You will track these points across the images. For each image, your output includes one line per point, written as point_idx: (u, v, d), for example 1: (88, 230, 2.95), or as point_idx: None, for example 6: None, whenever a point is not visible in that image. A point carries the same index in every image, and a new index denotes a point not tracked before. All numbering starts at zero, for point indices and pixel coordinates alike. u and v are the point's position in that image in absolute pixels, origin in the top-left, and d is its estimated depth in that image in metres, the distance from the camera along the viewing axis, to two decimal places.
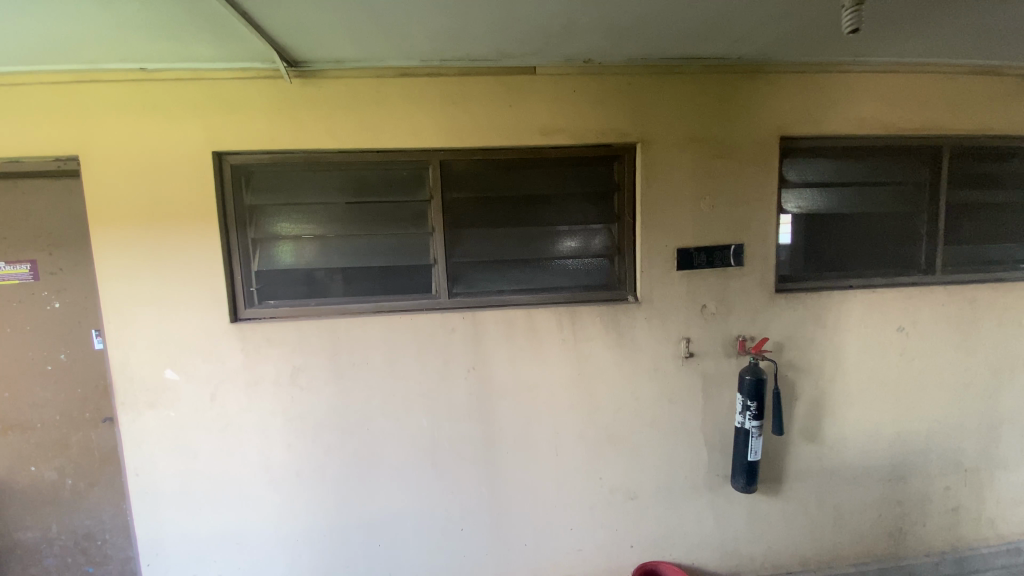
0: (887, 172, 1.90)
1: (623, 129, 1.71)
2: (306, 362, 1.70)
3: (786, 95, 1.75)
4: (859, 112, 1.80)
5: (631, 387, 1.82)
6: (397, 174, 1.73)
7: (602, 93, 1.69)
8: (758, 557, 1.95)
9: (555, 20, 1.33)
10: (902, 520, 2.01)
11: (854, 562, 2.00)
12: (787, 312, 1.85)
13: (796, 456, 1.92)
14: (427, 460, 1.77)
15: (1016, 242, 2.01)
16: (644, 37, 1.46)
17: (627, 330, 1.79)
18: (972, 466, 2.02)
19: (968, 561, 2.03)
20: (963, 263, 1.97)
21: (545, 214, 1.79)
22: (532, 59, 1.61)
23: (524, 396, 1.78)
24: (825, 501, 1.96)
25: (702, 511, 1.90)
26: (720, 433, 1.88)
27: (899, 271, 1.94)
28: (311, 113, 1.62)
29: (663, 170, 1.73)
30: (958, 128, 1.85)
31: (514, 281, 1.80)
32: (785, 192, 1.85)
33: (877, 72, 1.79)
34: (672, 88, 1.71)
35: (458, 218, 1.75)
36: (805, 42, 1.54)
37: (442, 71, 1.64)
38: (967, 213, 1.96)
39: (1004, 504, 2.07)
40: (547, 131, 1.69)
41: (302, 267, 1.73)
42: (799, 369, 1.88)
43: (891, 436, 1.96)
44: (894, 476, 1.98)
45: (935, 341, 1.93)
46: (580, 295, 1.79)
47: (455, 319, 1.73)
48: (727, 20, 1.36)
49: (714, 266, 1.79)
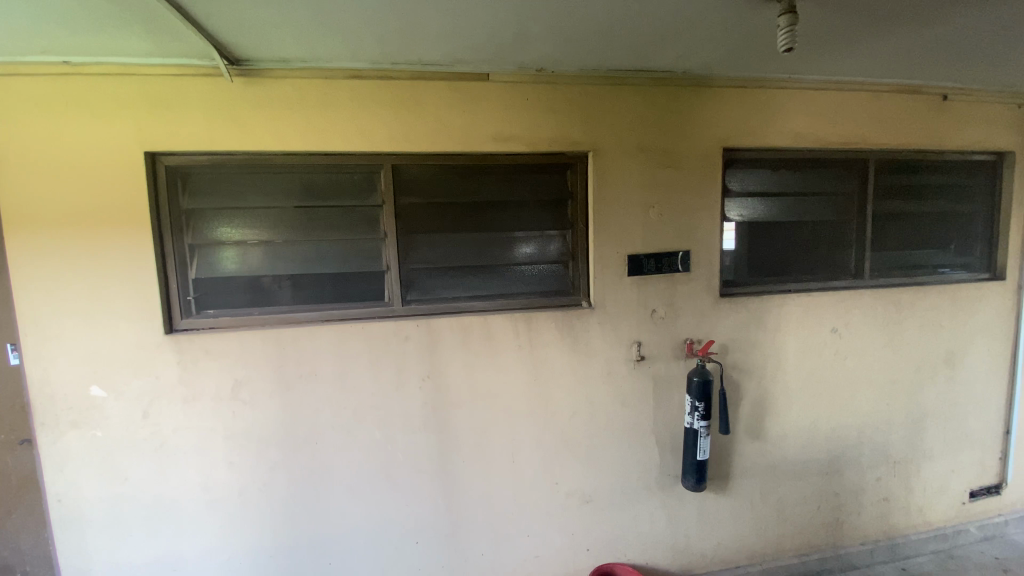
0: (820, 183, 2.02)
1: (576, 137, 1.73)
2: (250, 375, 1.62)
3: (729, 108, 1.83)
4: (795, 126, 1.90)
5: (586, 392, 1.84)
6: (347, 179, 1.68)
7: (555, 101, 1.71)
8: (708, 553, 2.01)
9: (507, 27, 1.33)
10: (839, 511, 2.13)
11: (796, 553, 2.10)
12: (732, 315, 1.92)
13: (742, 454, 2.00)
14: (381, 472, 1.72)
15: (935, 249, 2.18)
16: (595, 48, 1.49)
17: (581, 336, 1.81)
18: (900, 458, 2.17)
19: (898, 547, 2.18)
20: (889, 268, 2.12)
21: (500, 221, 1.79)
22: (485, 65, 1.61)
23: (480, 404, 1.77)
24: (769, 497, 2.04)
25: (655, 511, 1.94)
26: (671, 434, 1.93)
27: (832, 276, 2.06)
28: (254, 114, 1.54)
29: (615, 178, 1.77)
30: (883, 143, 2.00)
31: (469, 288, 1.79)
32: (728, 201, 1.93)
33: (811, 89, 1.90)
34: (622, 98, 1.76)
35: (411, 224, 1.72)
36: (745, 59, 1.62)
37: (394, 75, 1.61)
38: (892, 222, 2.11)
39: (928, 493, 2.23)
40: (501, 138, 1.69)
41: (245, 274, 1.65)
42: (743, 370, 1.96)
43: (828, 432, 2.08)
44: (831, 470, 2.10)
45: (865, 341, 2.06)
46: (535, 302, 1.80)
47: (408, 327, 1.69)
48: (673, 34, 1.41)
49: (663, 271, 1.84)
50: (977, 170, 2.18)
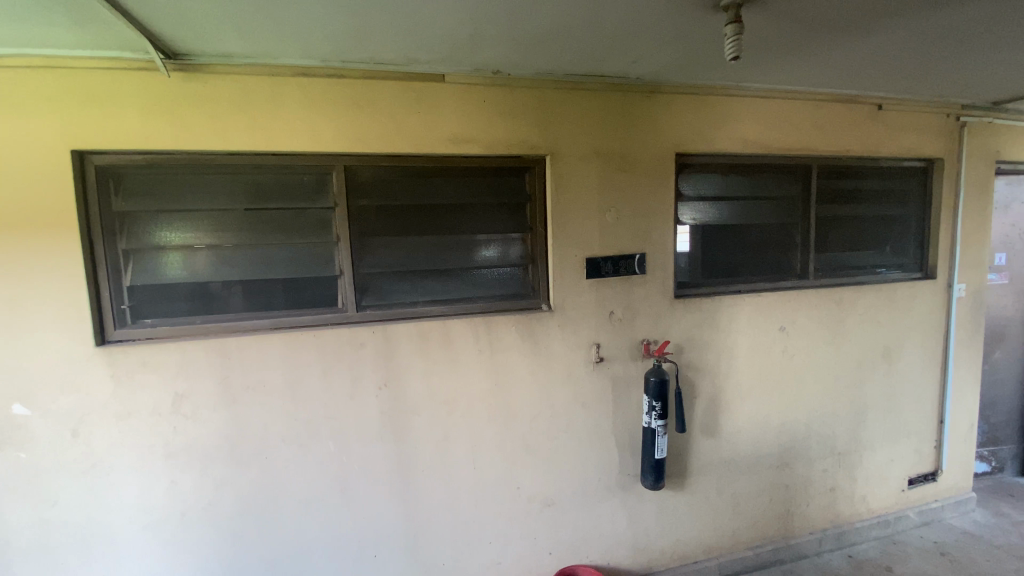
0: (768, 187, 2.11)
1: (533, 140, 1.73)
2: (192, 388, 1.53)
3: (681, 114, 1.88)
4: (744, 132, 1.97)
5: (547, 395, 1.84)
6: (297, 180, 1.62)
7: (511, 104, 1.71)
8: (667, 550, 2.04)
9: (461, 28, 1.32)
10: (790, 503, 2.22)
11: (751, 545, 2.17)
12: (686, 316, 1.97)
13: (698, 451, 2.05)
14: (336, 485, 1.66)
15: (873, 250, 2.30)
16: (549, 51, 1.49)
17: (540, 339, 1.81)
18: (845, 449, 2.28)
19: (844, 534, 2.29)
20: (831, 269, 2.22)
21: (457, 224, 1.77)
22: (440, 65, 1.58)
23: (440, 411, 1.73)
24: (724, 492, 2.10)
25: (616, 511, 1.96)
26: (629, 434, 1.95)
27: (780, 276, 2.14)
28: (195, 111, 1.46)
29: (572, 181, 1.78)
30: (824, 149, 2.09)
31: (427, 292, 1.75)
32: (682, 205, 1.98)
33: (758, 97, 1.97)
34: (578, 102, 1.77)
35: (365, 228, 1.67)
36: (696, 66, 1.66)
37: (345, 73, 1.56)
38: (834, 224, 2.22)
39: (871, 481, 2.35)
40: (458, 140, 1.66)
41: (188, 281, 1.56)
42: (698, 369, 2.01)
43: (778, 427, 2.16)
44: (782, 464, 2.18)
45: (810, 338, 2.15)
46: (495, 305, 1.79)
47: (363, 334, 1.64)
48: (625, 40, 1.43)
49: (620, 274, 1.86)
50: (909, 175, 2.32)
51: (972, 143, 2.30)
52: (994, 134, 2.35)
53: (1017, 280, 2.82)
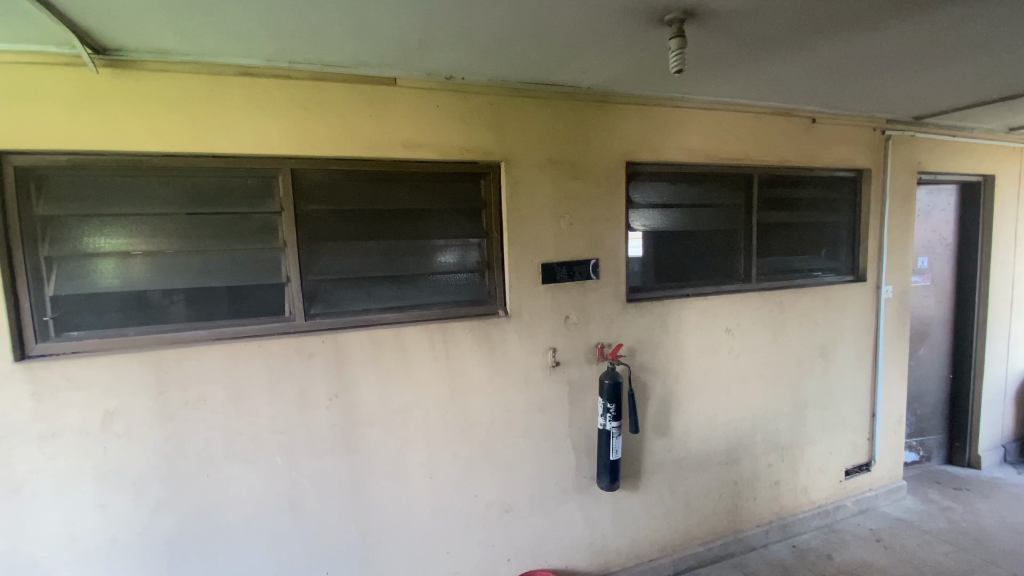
0: (713, 195, 2.20)
1: (487, 146, 1.74)
2: (125, 405, 1.44)
3: (631, 123, 1.93)
4: (690, 142, 2.05)
5: (504, 400, 1.84)
6: (240, 183, 1.56)
7: (466, 109, 1.70)
8: (624, 550, 2.08)
9: (412, 32, 1.31)
10: (739, 498, 2.31)
11: (703, 541, 2.24)
12: (639, 319, 2.02)
13: (651, 451, 2.10)
14: (286, 501, 1.60)
15: (810, 254, 2.44)
16: (502, 59, 1.51)
17: (497, 344, 1.81)
18: (788, 444, 2.39)
19: (789, 526, 2.40)
20: (773, 273, 2.34)
21: (411, 230, 1.75)
22: (392, 69, 1.57)
23: (394, 420, 1.70)
24: (677, 490, 2.16)
25: (573, 514, 1.98)
26: (585, 436, 1.98)
27: (726, 280, 2.24)
28: (128, 110, 1.38)
29: (526, 188, 1.80)
30: (765, 160, 2.21)
31: (380, 299, 1.72)
32: (633, 212, 2.04)
33: (703, 108, 2.06)
34: (532, 109, 1.79)
35: (314, 233, 1.62)
36: (644, 78, 1.72)
37: (292, 74, 1.52)
38: (775, 230, 2.34)
39: (812, 474, 2.48)
40: (411, 145, 1.65)
41: (121, 290, 1.47)
42: (650, 371, 2.07)
43: (727, 425, 2.24)
44: (730, 460, 2.27)
45: (754, 339, 2.25)
46: (450, 311, 1.78)
47: (313, 343, 1.59)
48: (576, 50, 1.46)
49: (575, 279, 1.89)
50: (841, 185, 2.48)
51: (896, 155, 2.49)
52: (916, 147, 2.54)
53: (938, 281, 3.05)
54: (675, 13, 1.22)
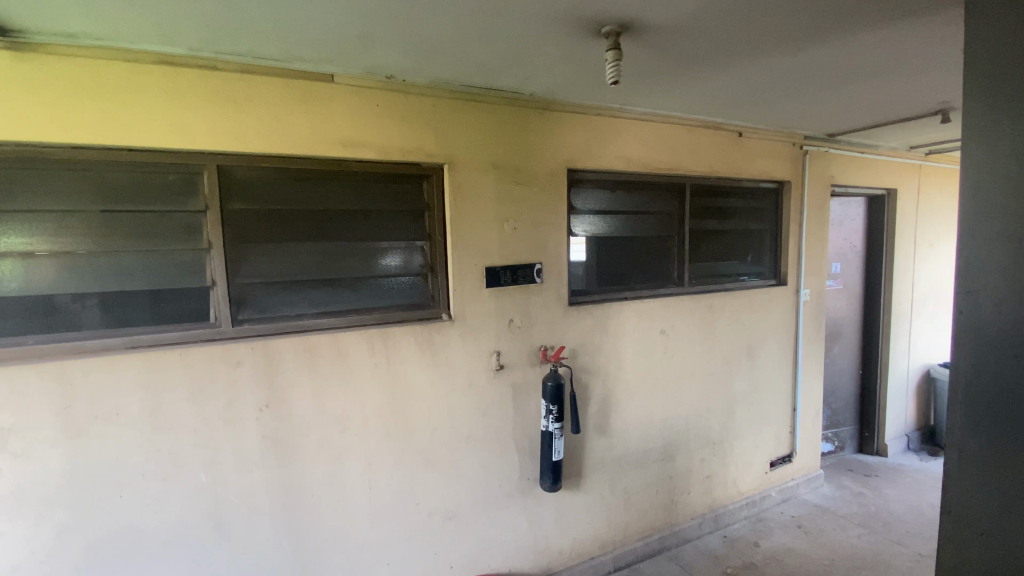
0: (649, 202, 2.29)
1: (429, 148, 1.72)
2: (21, 422, 1.29)
3: (572, 130, 1.98)
4: (628, 151, 2.13)
5: (447, 405, 1.82)
6: (161, 180, 1.45)
7: (406, 110, 1.68)
8: (566, 549, 2.11)
9: (349, 28, 1.28)
10: (674, 492, 2.41)
11: (641, 536, 2.32)
12: (580, 322, 2.07)
13: (592, 451, 2.15)
14: (211, 519, 1.50)
15: (738, 260, 2.60)
16: (443, 61, 1.50)
17: (439, 349, 1.79)
18: (719, 439, 2.53)
19: (720, 516, 2.54)
20: (705, 277, 2.47)
21: (349, 231, 1.69)
22: (329, 66, 1.52)
23: (331, 429, 1.64)
24: (617, 488, 2.23)
25: (516, 517, 1.99)
26: (528, 439, 2.00)
27: (661, 284, 2.34)
28: (27, 96, 1.25)
29: (469, 191, 1.79)
30: (697, 170, 2.33)
31: (315, 304, 1.66)
32: (574, 217, 2.08)
33: (640, 119, 2.14)
34: (474, 113, 1.79)
35: (242, 234, 1.54)
36: (584, 87, 1.77)
37: (219, 65, 1.44)
38: (706, 237, 2.47)
39: (740, 466, 2.63)
40: (349, 144, 1.60)
41: (18, 294, 1.33)
42: (591, 372, 2.12)
43: (663, 423, 2.34)
44: (667, 457, 2.37)
45: (688, 340, 2.37)
46: (391, 316, 1.74)
47: (241, 351, 1.51)
48: (517, 57, 1.48)
49: (518, 282, 1.91)
50: (765, 195, 2.66)
51: (813, 169, 2.70)
52: (829, 162, 2.77)
53: (850, 286, 3.34)
54: (611, 26, 1.27)
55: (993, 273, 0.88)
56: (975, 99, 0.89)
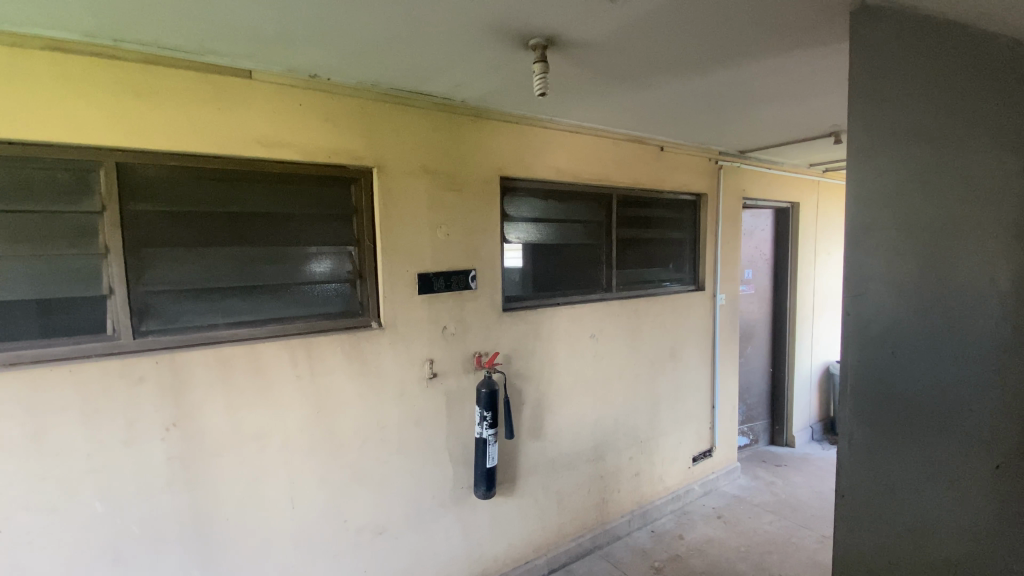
0: (580, 211, 2.36)
1: (357, 151, 1.67)
2: None
3: (504, 139, 2.01)
4: (559, 161, 2.19)
5: (377, 416, 1.76)
6: (49, 177, 1.30)
7: (332, 111, 1.62)
8: (500, 556, 2.11)
9: (267, 23, 1.21)
10: (605, 492, 2.48)
11: (574, 537, 2.37)
12: (514, 328, 2.09)
13: (526, 455, 2.17)
14: (107, 553, 1.35)
15: (661, 267, 2.75)
16: (371, 63, 1.47)
17: (369, 359, 1.73)
18: (646, 438, 2.65)
19: (648, 512, 2.65)
20: (631, 283, 2.59)
21: (270, 236, 1.60)
22: (247, 62, 1.44)
23: (249, 447, 1.54)
24: (550, 491, 2.26)
25: (450, 528, 1.96)
26: (462, 446, 1.98)
27: (591, 290, 2.42)
28: None
29: (399, 197, 1.76)
30: (623, 181, 2.44)
31: (230, 313, 1.55)
32: (508, 225, 2.11)
33: (570, 130, 2.21)
34: (404, 117, 1.76)
35: (145, 238, 1.41)
36: (515, 97, 1.80)
37: (119, 54, 1.32)
38: (632, 245, 2.59)
39: (666, 463, 2.76)
40: (269, 144, 1.52)
41: None
42: (524, 377, 2.15)
43: (594, 424, 2.41)
44: (598, 457, 2.44)
45: (616, 344, 2.46)
46: (316, 325, 1.66)
47: (145, 365, 1.38)
48: (447, 63, 1.48)
49: (452, 289, 1.90)
50: (685, 206, 2.83)
51: (727, 182, 2.92)
52: (741, 176, 3.01)
53: (761, 290, 3.63)
54: (538, 39, 1.30)
55: (881, 270, 1.09)
56: (863, 124, 1.09)
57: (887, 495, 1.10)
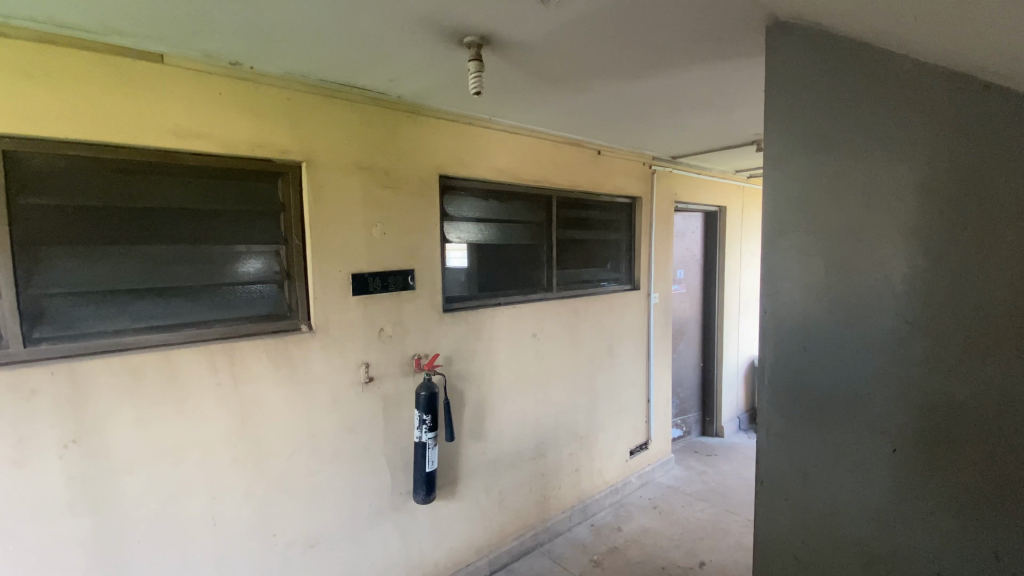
0: (521, 212, 2.38)
1: (284, 145, 1.59)
2: None
3: (442, 137, 1.98)
4: (498, 161, 2.19)
5: (309, 422, 1.68)
6: None
7: (256, 102, 1.53)
8: (441, 560, 2.08)
9: (180, 4, 1.13)
10: (547, 489, 2.52)
11: (516, 536, 2.38)
12: (454, 329, 2.07)
13: (467, 457, 2.16)
14: None
15: (599, 267, 2.82)
16: (298, 52, 1.40)
17: (299, 364, 1.65)
18: (586, 434, 2.71)
19: (588, 506, 2.71)
20: (570, 283, 2.64)
21: (186, 234, 1.48)
22: (160, 45, 1.33)
23: (163, 462, 1.42)
24: (492, 491, 2.26)
25: (388, 535, 1.90)
26: (401, 451, 1.93)
27: (532, 290, 2.44)
28: None
29: (331, 193, 1.69)
30: (562, 183, 2.49)
31: (141, 317, 1.41)
32: (448, 224, 2.08)
33: (509, 131, 2.22)
34: (335, 111, 1.69)
35: (39, 235, 1.27)
36: (453, 95, 1.78)
37: (3, 29, 1.17)
38: (571, 246, 2.64)
39: (605, 457, 2.84)
40: (184, 134, 1.41)
41: None
42: (465, 378, 2.13)
43: (535, 422, 2.43)
44: (539, 455, 2.46)
45: (557, 342, 2.50)
46: (240, 328, 1.56)
47: (37, 377, 1.24)
48: (380, 57, 1.44)
49: (388, 290, 1.85)
50: (622, 208, 2.93)
51: (660, 186, 3.05)
52: (673, 181, 3.15)
53: (691, 289, 3.82)
54: (473, 37, 1.29)
55: (794, 271, 1.18)
56: (780, 134, 1.18)
57: (801, 479, 1.19)
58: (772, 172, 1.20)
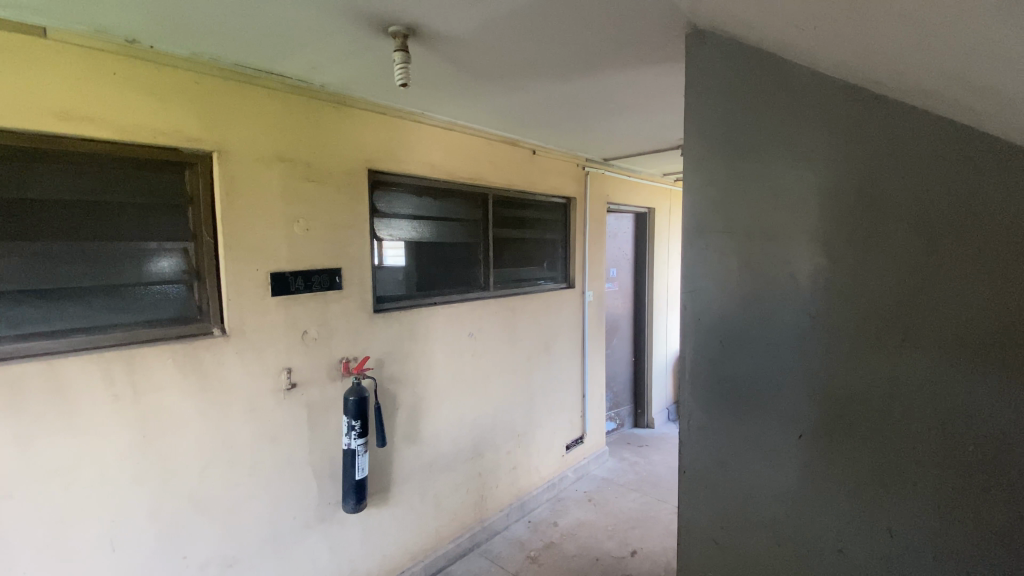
0: (455, 209, 2.34)
1: (192, 133, 1.45)
2: None
3: (371, 130, 1.91)
4: (431, 157, 2.15)
5: (224, 433, 1.56)
6: None
7: (158, 84, 1.39)
8: (374, 569, 2.01)
9: None
10: (484, 488, 2.50)
11: (453, 538, 2.35)
12: (386, 329, 2.00)
13: (401, 461, 2.09)
14: None
15: (535, 266, 2.84)
16: (206, 33, 1.28)
17: (212, 371, 1.52)
18: (523, 431, 2.72)
19: (525, 503, 2.73)
20: (506, 282, 2.64)
21: (75, 229, 1.32)
22: (39, 16, 1.17)
23: (49, 486, 1.26)
24: (427, 495, 2.21)
25: (316, 548, 1.81)
26: (329, 459, 1.84)
27: (467, 289, 2.41)
28: None
29: (248, 186, 1.58)
30: (497, 181, 2.48)
31: (18, 323, 1.24)
32: (379, 221, 2.01)
33: (443, 127, 2.18)
34: (251, 98, 1.58)
35: None
36: (381, 86, 1.72)
37: None
38: (507, 244, 2.64)
39: (542, 454, 2.87)
40: (70, 117, 1.25)
41: None
42: (398, 380, 2.06)
43: (472, 422, 2.41)
44: (476, 455, 2.44)
45: (493, 341, 2.49)
46: (141, 334, 1.41)
47: None
48: (299, 42, 1.35)
49: (313, 290, 1.75)
50: (557, 208, 2.97)
51: (593, 187, 3.13)
52: (605, 182, 3.25)
53: (624, 287, 3.96)
54: (398, 27, 1.25)
55: (712, 269, 1.23)
56: (699, 137, 1.23)
57: (719, 466, 1.25)
58: (692, 174, 1.25)
